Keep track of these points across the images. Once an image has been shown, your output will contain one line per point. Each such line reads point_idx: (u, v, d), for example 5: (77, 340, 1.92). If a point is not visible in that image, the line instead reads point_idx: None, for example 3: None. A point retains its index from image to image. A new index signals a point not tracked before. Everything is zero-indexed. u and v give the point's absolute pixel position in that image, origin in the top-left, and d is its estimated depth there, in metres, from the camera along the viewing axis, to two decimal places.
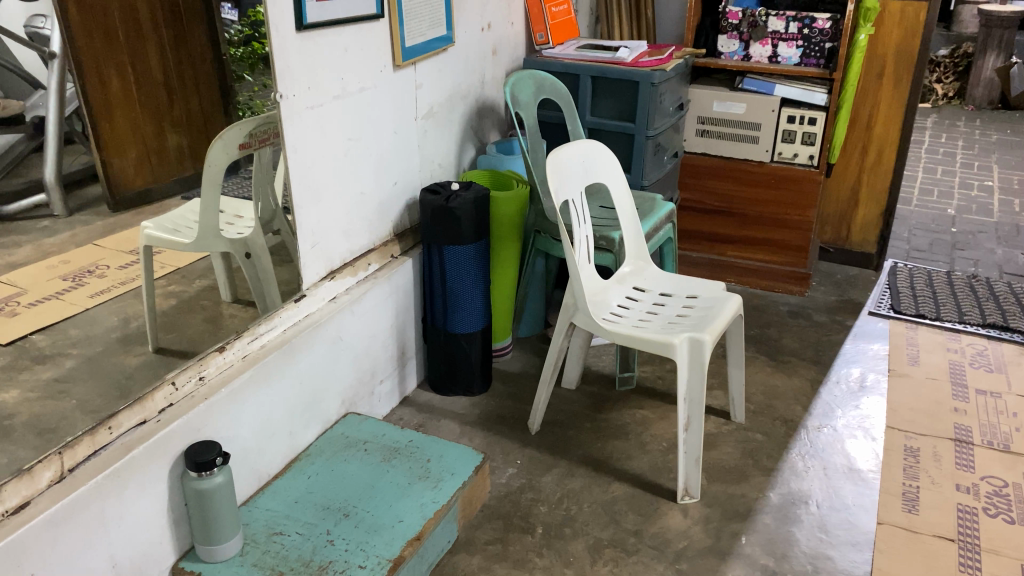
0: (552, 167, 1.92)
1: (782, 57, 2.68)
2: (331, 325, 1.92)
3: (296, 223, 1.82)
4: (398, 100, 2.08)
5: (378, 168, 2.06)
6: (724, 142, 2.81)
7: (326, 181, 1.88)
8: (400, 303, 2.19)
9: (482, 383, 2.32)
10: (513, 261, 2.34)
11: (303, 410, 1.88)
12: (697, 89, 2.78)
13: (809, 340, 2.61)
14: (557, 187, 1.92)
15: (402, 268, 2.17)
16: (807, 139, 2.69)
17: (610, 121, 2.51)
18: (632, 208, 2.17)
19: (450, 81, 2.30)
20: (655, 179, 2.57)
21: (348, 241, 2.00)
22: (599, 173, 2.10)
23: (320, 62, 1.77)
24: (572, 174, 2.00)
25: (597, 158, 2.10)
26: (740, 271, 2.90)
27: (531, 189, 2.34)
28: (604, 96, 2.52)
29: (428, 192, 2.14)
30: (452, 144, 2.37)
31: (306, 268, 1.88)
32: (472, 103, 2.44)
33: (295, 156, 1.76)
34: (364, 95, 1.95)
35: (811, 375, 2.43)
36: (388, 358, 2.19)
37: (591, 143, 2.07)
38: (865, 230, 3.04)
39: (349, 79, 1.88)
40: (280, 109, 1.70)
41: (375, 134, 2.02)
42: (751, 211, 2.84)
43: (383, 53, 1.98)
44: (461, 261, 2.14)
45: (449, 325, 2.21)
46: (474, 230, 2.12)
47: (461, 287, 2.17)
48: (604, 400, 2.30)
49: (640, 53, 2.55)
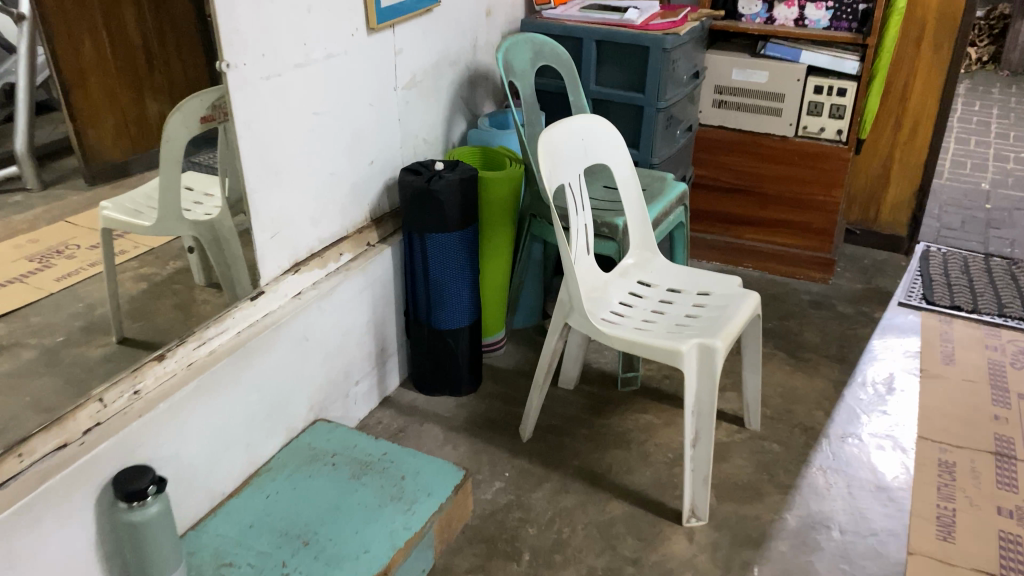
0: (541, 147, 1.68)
1: (809, 20, 2.41)
2: (296, 324, 1.70)
3: (251, 210, 1.60)
4: (373, 68, 1.84)
5: (351, 143, 1.83)
6: (742, 113, 2.54)
7: (288, 161, 1.66)
8: (379, 296, 1.97)
9: (471, 381, 2.11)
10: (505, 247, 2.11)
11: (262, 421, 1.67)
12: (713, 55, 2.50)
13: (832, 335, 2.38)
14: (547, 171, 1.68)
15: (381, 257, 1.94)
16: (835, 112, 2.42)
17: (615, 91, 2.25)
18: (637, 190, 1.93)
19: (437, 45, 2.06)
20: (666, 156, 2.32)
21: (315, 229, 1.78)
22: (601, 153, 1.85)
23: (276, 25, 1.54)
24: (567, 155, 1.76)
25: (599, 135, 1.85)
26: (758, 255, 2.67)
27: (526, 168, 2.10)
28: (610, 63, 2.26)
29: (409, 172, 1.91)
30: (439, 115, 2.14)
31: (265, 258, 1.66)
32: (462, 71, 2.20)
33: (248, 134, 1.54)
34: (333, 63, 1.71)
35: (834, 375, 2.20)
36: (365, 357, 1.97)
37: (590, 118, 1.83)
38: (896, 210, 2.79)
39: (313, 43, 1.65)
40: (228, 80, 1.46)
41: (346, 106, 1.79)
42: (770, 191, 2.59)
43: (355, 14, 1.74)
44: (445, 250, 1.91)
45: (434, 320, 2.00)
46: (461, 217, 1.90)
47: (445, 279, 1.95)
48: (605, 402, 2.09)
49: (651, 15, 2.29)
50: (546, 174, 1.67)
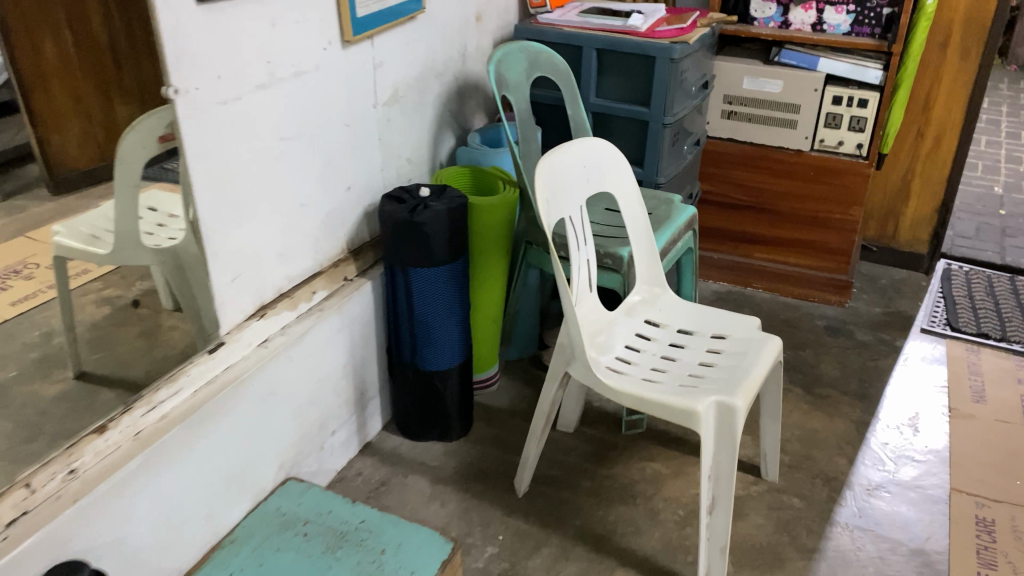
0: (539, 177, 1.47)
1: (828, 25, 2.21)
2: (261, 378, 1.51)
3: (207, 251, 1.40)
4: (350, 84, 1.64)
5: (325, 169, 1.63)
6: (754, 125, 2.34)
7: (251, 194, 1.46)
8: (357, 337, 1.77)
9: (460, 425, 1.92)
10: (498, 278, 1.92)
11: (224, 488, 1.48)
12: (723, 62, 2.29)
13: (852, 367, 2.20)
14: (546, 204, 1.48)
15: (360, 294, 1.74)
16: (855, 125, 2.23)
17: (618, 104, 2.06)
18: (644, 220, 1.74)
19: (422, 56, 1.86)
20: (673, 174, 2.13)
21: (284, 267, 1.59)
22: (604, 180, 1.66)
23: (232, 41, 1.34)
24: (569, 185, 1.57)
25: (602, 160, 1.66)
26: (769, 276, 2.48)
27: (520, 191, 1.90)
28: (612, 73, 2.06)
29: (390, 200, 1.72)
30: (425, 132, 1.94)
31: (225, 304, 1.46)
32: (450, 82, 2.00)
33: (202, 167, 1.35)
34: (301, 81, 1.51)
35: (856, 415, 2.02)
36: (343, 403, 1.78)
37: (593, 142, 1.63)
38: (916, 226, 2.60)
39: (278, 60, 1.45)
40: (176, 107, 1.27)
41: (318, 129, 1.59)
42: (783, 208, 2.41)
43: (327, 25, 1.54)
44: (430, 286, 1.72)
45: (419, 361, 1.81)
46: (448, 250, 1.71)
47: (431, 317, 1.76)
48: (608, 449, 1.90)
49: (657, 20, 2.09)
50: (545, 208, 1.47)
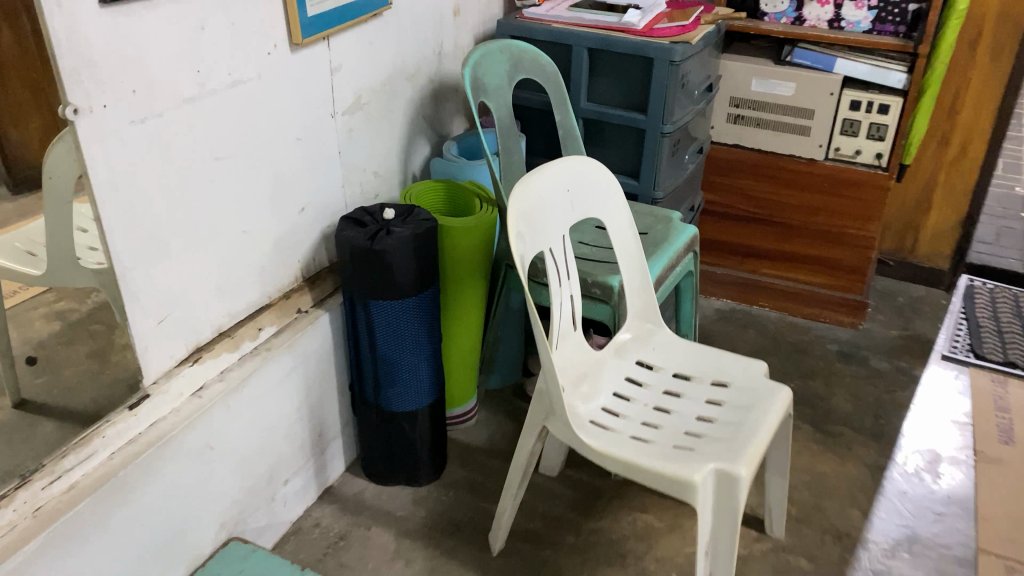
0: (515, 204, 1.26)
1: (846, 21, 1.99)
2: (195, 433, 1.31)
3: (125, 292, 1.21)
4: (300, 93, 1.44)
5: (271, 190, 1.43)
6: (763, 131, 2.13)
7: (179, 224, 1.26)
8: (314, 375, 1.58)
9: (431, 469, 1.73)
10: (475, 306, 1.72)
11: (151, 559, 1.29)
12: (729, 61, 2.08)
13: (866, 399, 2.00)
14: (523, 236, 1.28)
15: (316, 328, 1.55)
16: (874, 132, 2.02)
17: (612, 109, 1.85)
18: (638, 247, 1.53)
19: (389, 58, 1.65)
20: (672, 187, 1.92)
21: (223, 303, 1.39)
22: (592, 204, 1.46)
23: (146, 48, 1.14)
24: (550, 211, 1.36)
25: (590, 181, 1.45)
26: (776, 293, 2.29)
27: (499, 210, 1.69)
28: (605, 75, 1.85)
29: (350, 224, 1.51)
30: (394, 141, 1.73)
31: (149, 351, 1.27)
32: (423, 85, 1.79)
33: (115, 197, 1.15)
34: (239, 92, 1.31)
35: (871, 458, 1.83)
36: (297, 449, 1.59)
37: (580, 161, 1.42)
38: (937, 239, 2.40)
39: (208, 69, 1.24)
40: (78, 129, 1.07)
41: (262, 145, 1.38)
42: (793, 220, 2.20)
43: (270, 26, 1.33)
44: (395, 320, 1.52)
45: (384, 401, 1.62)
46: (414, 281, 1.51)
47: (396, 354, 1.56)
48: (595, 497, 1.72)
49: (656, 16, 1.87)
50: (521, 242, 1.27)
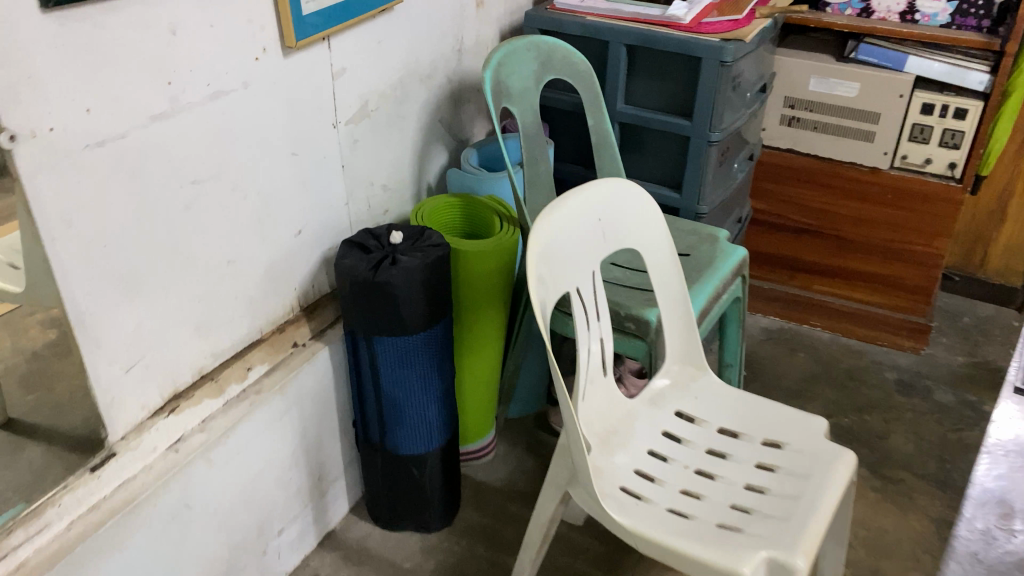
0: (535, 241, 1.07)
1: (921, 14, 1.75)
2: (169, 495, 1.15)
3: (84, 342, 1.04)
4: (295, 102, 1.26)
5: (260, 214, 1.26)
6: (820, 135, 1.91)
7: (149, 260, 1.09)
8: (312, 416, 1.41)
9: (443, 514, 1.56)
10: (494, 336, 1.54)
11: None
12: (784, 57, 1.86)
13: (930, 439, 1.79)
14: (543, 278, 1.09)
15: (313, 364, 1.38)
16: (948, 140, 1.79)
17: (652, 114, 1.65)
18: (680, 280, 1.33)
19: (401, 57, 1.46)
20: (718, 201, 1.72)
21: (204, 341, 1.23)
22: (628, 233, 1.26)
23: (106, 59, 0.96)
24: (579, 245, 1.17)
25: (627, 207, 1.25)
26: (830, 313, 2.08)
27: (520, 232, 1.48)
28: (645, 75, 1.64)
29: (353, 250, 1.34)
30: (406, 150, 1.55)
31: (115, 405, 1.11)
32: (439, 86, 1.60)
33: (69, 235, 0.98)
34: (220, 105, 1.13)
35: (937, 511, 1.63)
36: (293, 496, 1.43)
37: (614, 183, 1.22)
38: (1010, 253, 2.17)
39: (183, 80, 1.07)
40: (21, 160, 0.90)
41: (249, 164, 1.21)
42: (851, 234, 1.99)
43: (259, 27, 1.15)
44: (401, 358, 1.35)
45: (390, 443, 1.45)
46: (423, 314, 1.33)
47: (403, 395, 1.39)
48: (624, 551, 1.54)
49: (703, 8, 1.65)
50: (541, 286, 1.08)
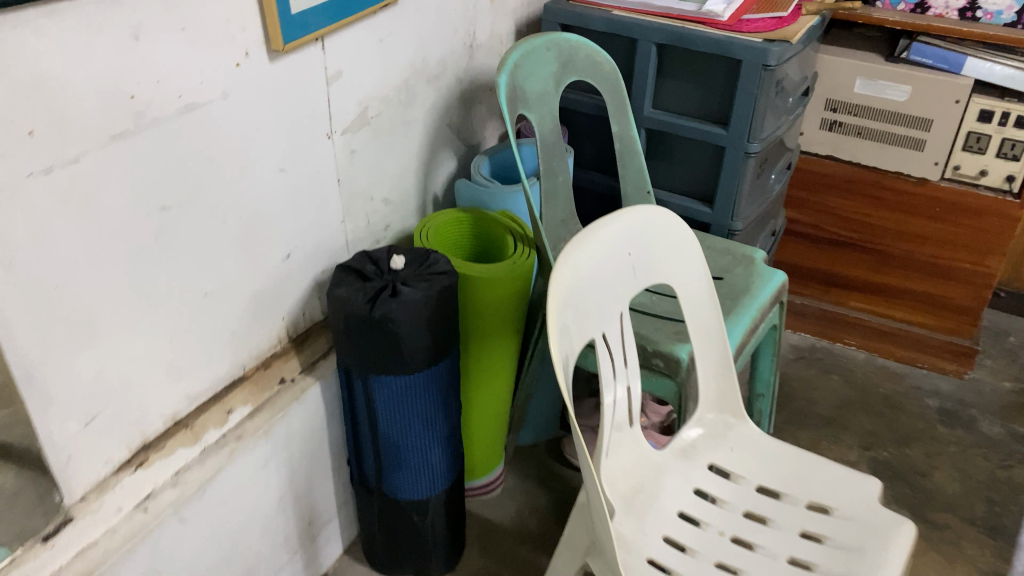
0: (558, 286, 0.91)
1: (983, 11, 1.59)
2: (134, 563, 1.02)
3: (32, 396, 0.89)
4: (283, 113, 1.10)
5: (243, 239, 1.11)
6: (864, 142, 1.75)
7: (109, 298, 0.95)
8: (301, 459, 1.27)
9: (446, 560, 1.42)
10: (505, 367, 1.39)
11: None
12: (828, 56, 1.69)
13: (977, 478, 1.64)
14: (567, 328, 0.93)
15: (303, 402, 1.24)
16: (1007, 151, 1.63)
17: (683, 120, 1.49)
18: (716, 321, 1.17)
19: (406, 57, 1.30)
20: (754, 216, 1.56)
21: (177, 384, 1.08)
22: (661, 268, 1.10)
23: (50, 72, 0.81)
24: (606, 285, 1.02)
25: (661, 238, 1.09)
26: (867, 332, 1.94)
27: (536, 255, 1.32)
28: (677, 77, 1.48)
29: (348, 277, 1.18)
30: (411, 159, 1.39)
31: (72, 463, 0.97)
32: (448, 87, 1.44)
33: (9, 277, 0.83)
34: (193, 120, 0.98)
35: (987, 563, 1.48)
36: (279, 545, 1.29)
37: (647, 211, 1.07)
38: None
39: (148, 93, 0.91)
40: None
41: (229, 185, 1.06)
42: (893, 248, 1.84)
43: (240, 28, 1.00)
44: (401, 399, 1.21)
45: (388, 487, 1.31)
46: (426, 352, 1.18)
47: (402, 438, 1.25)
48: None
49: (745, 3, 1.49)
50: (564, 338, 0.92)
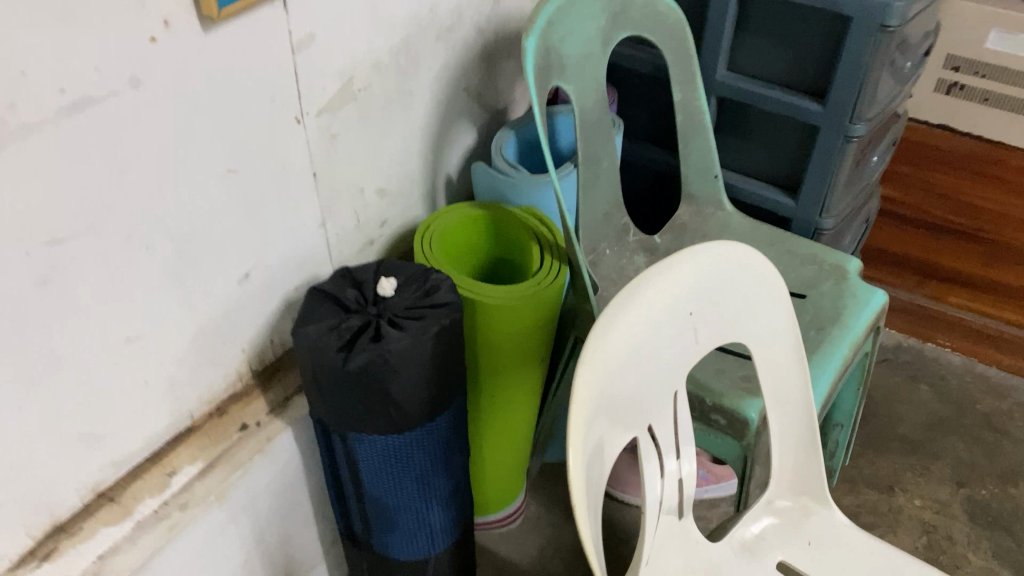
0: (583, 388, 0.63)
1: None
2: None
3: None
4: (228, 98, 0.82)
5: (177, 265, 0.84)
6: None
7: None
8: (272, 513, 1.04)
9: None
10: (526, 401, 1.12)
11: None
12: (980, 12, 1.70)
13: None
14: (594, 440, 0.66)
15: (272, 451, 1.00)
16: None
17: (767, 89, 1.16)
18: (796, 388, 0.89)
19: (406, 9, 0.99)
20: (846, 208, 1.24)
21: (98, 449, 0.85)
22: (732, 323, 0.81)
23: None
24: (652, 362, 0.73)
25: (734, 284, 0.79)
26: (965, 330, 1.67)
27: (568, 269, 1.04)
28: (762, 32, 1.14)
29: (322, 306, 0.92)
30: (414, 136, 1.10)
31: None
32: (465, 43, 1.13)
33: None
34: (86, 123, 0.70)
35: None
36: None
37: (717, 250, 0.77)
38: None
39: (5, 91, 0.63)
40: None
41: (151, 200, 0.79)
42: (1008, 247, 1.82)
43: None
44: (389, 458, 0.96)
45: (378, 546, 1.08)
46: (420, 406, 0.92)
47: (392, 498, 1.01)
48: None
49: None
50: (589, 456, 0.65)
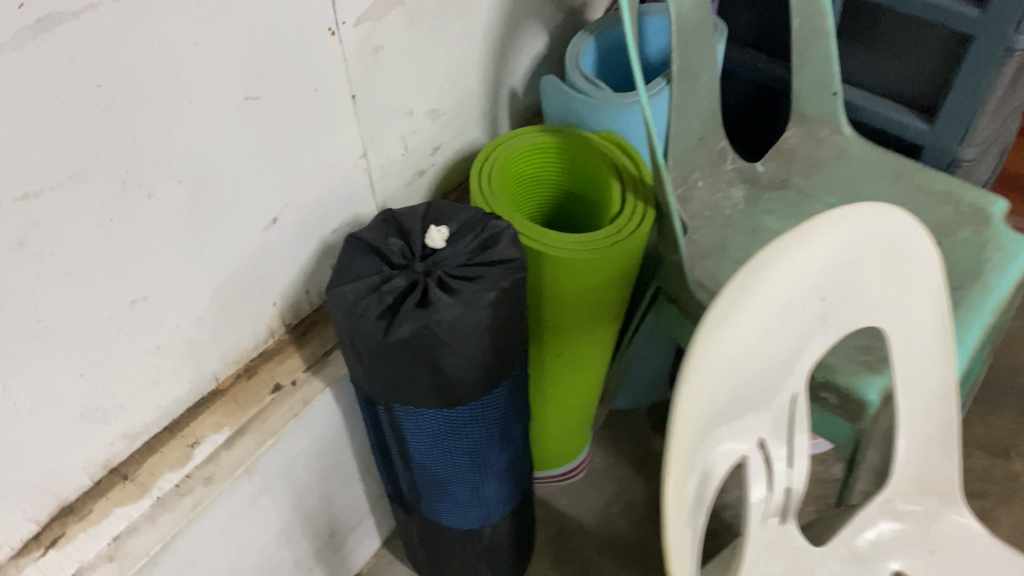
0: (685, 410, 0.48)
1: None
2: None
3: None
4: (242, 8, 0.65)
5: (187, 213, 0.70)
6: None
7: None
8: (312, 475, 0.94)
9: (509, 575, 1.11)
10: (597, 358, 0.98)
11: None
12: None
13: None
14: (695, 475, 0.51)
15: (309, 414, 0.88)
16: None
17: None
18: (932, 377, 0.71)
19: None
20: (993, 133, 1.02)
21: (108, 423, 0.73)
22: (867, 305, 0.64)
23: None
24: (768, 363, 0.57)
25: (874, 258, 0.62)
26: None
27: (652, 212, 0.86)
28: None
29: (362, 259, 0.77)
30: (474, 45, 0.92)
31: None
32: None
33: None
34: (56, 48, 0.54)
35: None
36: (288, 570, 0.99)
37: (856, 216, 0.59)
38: None
39: None
40: None
41: (151, 139, 0.64)
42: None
43: None
44: (440, 433, 0.83)
45: (429, 514, 0.97)
46: (476, 381, 0.78)
47: (444, 472, 0.89)
48: None
49: None
50: (689, 495, 0.51)
